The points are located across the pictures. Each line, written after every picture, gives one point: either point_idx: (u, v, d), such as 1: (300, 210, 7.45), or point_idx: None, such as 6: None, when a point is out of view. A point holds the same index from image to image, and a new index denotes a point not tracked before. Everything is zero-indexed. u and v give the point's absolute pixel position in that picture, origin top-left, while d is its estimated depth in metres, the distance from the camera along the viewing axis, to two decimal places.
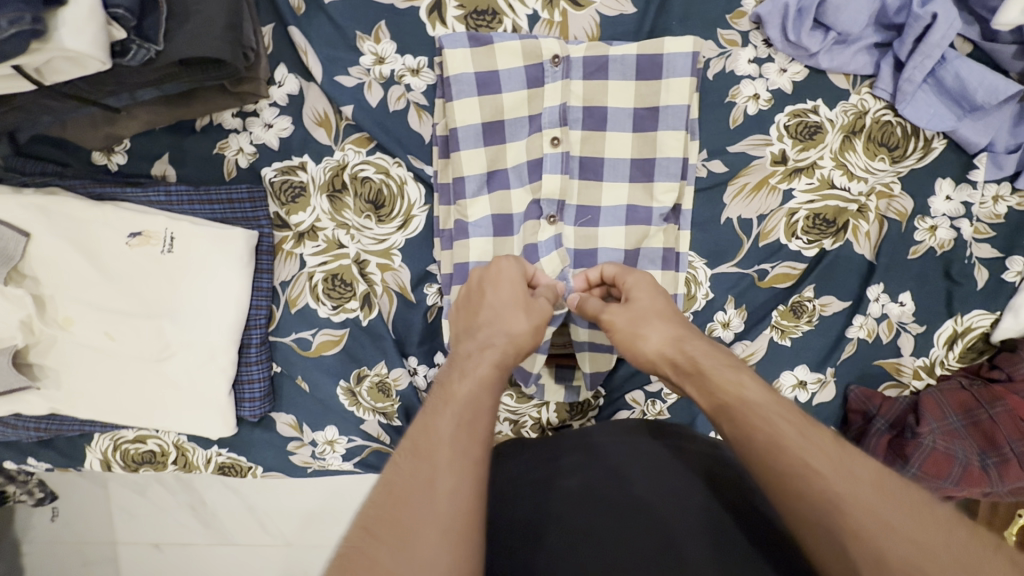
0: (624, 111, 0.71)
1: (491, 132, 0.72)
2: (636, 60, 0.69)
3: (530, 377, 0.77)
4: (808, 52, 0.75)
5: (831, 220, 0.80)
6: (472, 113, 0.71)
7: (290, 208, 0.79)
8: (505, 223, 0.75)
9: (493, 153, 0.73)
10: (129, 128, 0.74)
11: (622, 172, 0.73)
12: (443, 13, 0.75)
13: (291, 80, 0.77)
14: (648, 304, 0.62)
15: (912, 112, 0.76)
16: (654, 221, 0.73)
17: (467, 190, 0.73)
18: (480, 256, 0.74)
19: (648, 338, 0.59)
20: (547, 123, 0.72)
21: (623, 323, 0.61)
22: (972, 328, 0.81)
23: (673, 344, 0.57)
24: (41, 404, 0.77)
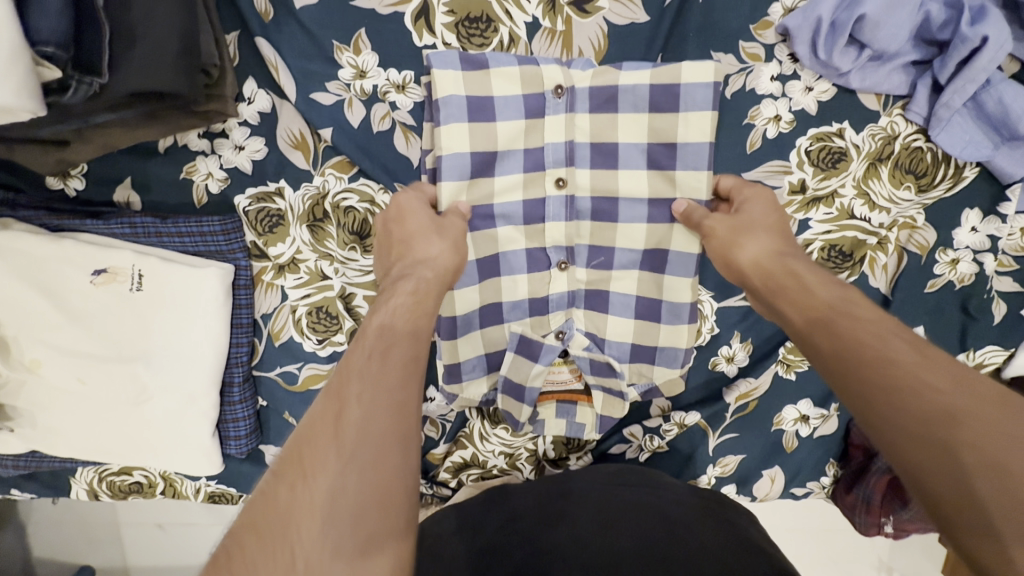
0: (634, 146, 0.65)
1: (485, 162, 0.65)
2: (648, 91, 0.63)
3: (520, 424, 0.76)
4: (838, 71, 0.67)
5: (849, 253, 0.75)
6: (464, 139, 0.63)
7: (268, 239, 0.73)
8: (491, 266, 0.69)
9: (483, 187, 0.66)
10: (84, 154, 0.66)
11: (635, 213, 0.68)
12: (430, 19, 0.66)
13: (262, 96, 0.69)
14: (759, 216, 0.61)
15: (946, 138, 0.69)
16: (670, 270, 0.69)
17: None
18: (467, 307, 0.69)
19: (745, 246, 0.59)
20: (552, 161, 0.66)
21: (724, 231, 0.60)
22: (983, 363, 0.79)
23: (775, 257, 0.57)
24: (19, 444, 0.74)
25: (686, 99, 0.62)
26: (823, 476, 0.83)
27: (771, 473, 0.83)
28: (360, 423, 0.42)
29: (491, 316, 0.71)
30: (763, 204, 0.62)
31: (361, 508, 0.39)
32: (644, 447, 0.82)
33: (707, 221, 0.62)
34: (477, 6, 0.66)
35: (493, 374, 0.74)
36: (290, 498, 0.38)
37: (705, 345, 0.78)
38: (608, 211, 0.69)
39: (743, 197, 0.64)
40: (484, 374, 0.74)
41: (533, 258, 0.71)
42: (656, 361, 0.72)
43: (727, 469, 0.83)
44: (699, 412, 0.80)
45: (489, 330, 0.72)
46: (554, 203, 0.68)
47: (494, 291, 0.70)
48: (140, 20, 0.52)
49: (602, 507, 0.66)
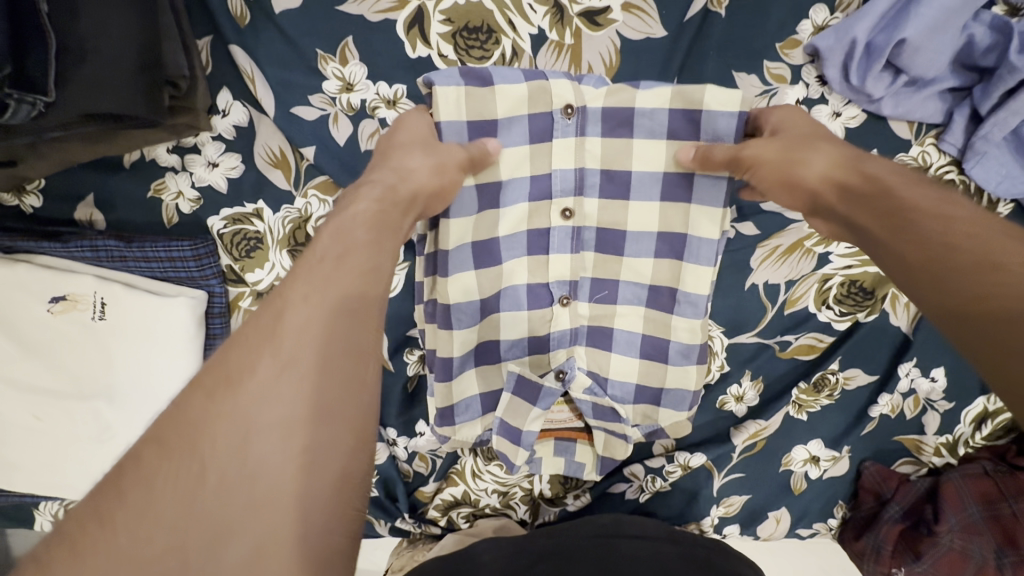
0: (650, 175, 0.59)
1: (485, 194, 0.59)
2: (667, 116, 0.57)
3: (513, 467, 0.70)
4: (870, 97, 0.62)
5: (870, 290, 0.70)
6: (464, 173, 0.57)
7: (245, 264, 0.67)
8: (492, 302, 0.63)
9: (480, 221, 0.60)
10: (39, 169, 0.60)
11: (646, 246, 0.62)
12: (425, 28, 0.60)
13: (237, 108, 0.62)
14: (803, 132, 0.51)
15: (982, 172, 0.64)
16: (678, 309, 0.63)
17: (451, 266, 0.59)
18: (463, 346, 0.63)
19: (809, 162, 0.48)
20: (559, 191, 0.60)
21: (773, 152, 0.50)
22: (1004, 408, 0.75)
23: (849, 167, 0.47)
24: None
25: (708, 127, 0.56)
26: (829, 518, 0.80)
27: (777, 514, 0.80)
28: (306, 328, 0.33)
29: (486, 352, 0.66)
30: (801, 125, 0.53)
31: (321, 422, 0.30)
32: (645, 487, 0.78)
33: (746, 150, 0.51)
34: (477, 16, 0.60)
35: (488, 416, 0.69)
36: (200, 410, 0.28)
37: (714, 383, 0.74)
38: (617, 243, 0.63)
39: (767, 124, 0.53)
40: (477, 416, 0.69)
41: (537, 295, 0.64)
42: (663, 407, 0.68)
43: (731, 509, 0.79)
44: (705, 453, 0.76)
45: (484, 369, 0.67)
46: (559, 235, 0.62)
47: (491, 330, 0.65)
48: (93, 34, 0.48)
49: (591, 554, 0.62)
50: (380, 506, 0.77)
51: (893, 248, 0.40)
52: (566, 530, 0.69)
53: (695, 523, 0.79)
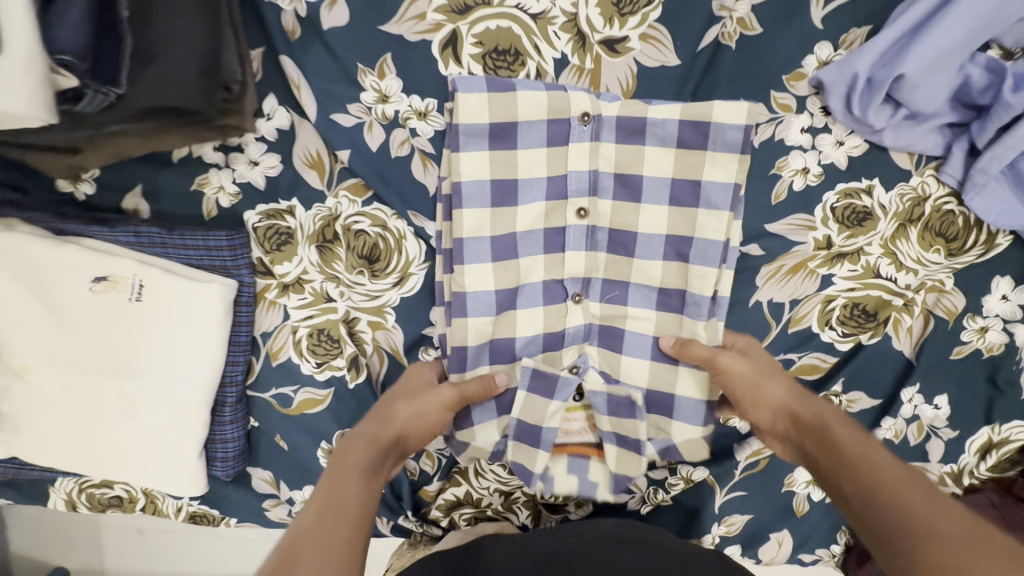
0: (662, 181, 0.63)
1: (500, 187, 0.63)
2: (677, 126, 0.61)
3: (532, 476, 0.71)
4: (872, 128, 0.66)
5: (872, 312, 0.72)
6: (481, 167, 0.62)
7: (275, 257, 0.71)
8: (508, 298, 0.67)
9: (495, 215, 0.64)
10: (97, 160, 0.66)
11: (656, 249, 0.66)
12: (458, 49, 0.66)
13: (281, 113, 0.68)
14: (767, 361, 0.67)
15: (980, 203, 0.67)
16: (688, 310, 0.66)
17: (466, 255, 0.64)
18: (478, 339, 0.67)
19: (770, 389, 0.64)
20: (574, 190, 0.65)
21: (740, 373, 0.64)
22: (1010, 439, 0.75)
23: (800, 399, 0.63)
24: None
25: (716, 136, 0.60)
26: (833, 544, 0.80)
27: (780, 536, 0.79)
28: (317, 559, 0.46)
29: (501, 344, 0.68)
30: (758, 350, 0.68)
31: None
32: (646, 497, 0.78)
33: (721, 358, 0.64)
34: (506, 39, 0.66)
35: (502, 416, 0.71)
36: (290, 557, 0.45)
37: None
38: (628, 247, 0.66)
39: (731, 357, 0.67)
40: (493, 415, 0.71)
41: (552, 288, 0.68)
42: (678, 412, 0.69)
43: (733, 528, 0.79)
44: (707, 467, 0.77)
45: (498, 368, 0.69)
46: (573, 232, 0.66)
47: (507, 325, 0.68)
48: (157, 36, 0.53)
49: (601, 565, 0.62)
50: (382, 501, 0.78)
51: (873, 538, 0.48)
52: (567, 533, 0.69)
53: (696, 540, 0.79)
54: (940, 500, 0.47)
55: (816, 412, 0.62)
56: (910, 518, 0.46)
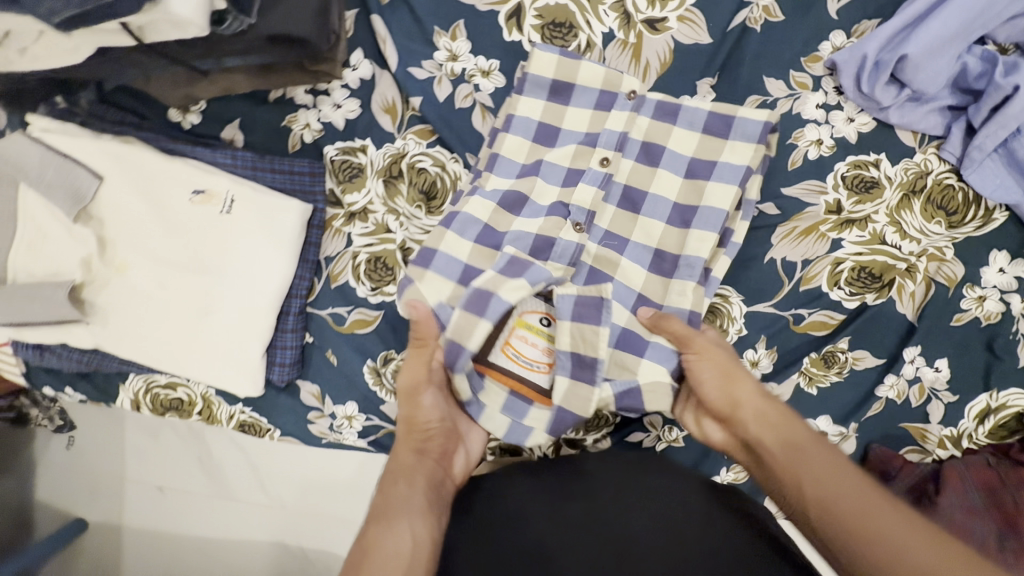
0: (684, 145, 0.74)
1: (544, 130, 0.76)
2: (706, 116, 0.73)
3: (458, 362, 0.70)
4: (879, 106, 0.75)
5: (877, 275, 0.79)
6: (534, 111, 0.76)
7: (346, 187, 0.81)
8: (516, 204, 0.75)
9: (533, 148, 0.76)
10: (208, 91, 0.78)
11: (662, 212, 0.74)
12: (521, 20, 0.77)
13: (365, 65, 0.79)
14: (723, 356, 0.70)
15: (977, 179, 0.75)
16: (678, 274, 0.73)
17: (496, 167, 0.75)
18: (477, 212, 0.74)
19: (708, 382, 0.68)
20: (603, 143, 0.74)
21: (700, 367, 0.69)
22: (1007, 405, 0.79)
23: (745, 394, 0.66)
24: (86, 339, 0.80)
25: (738, 128, 0.71)
26: None
27: None
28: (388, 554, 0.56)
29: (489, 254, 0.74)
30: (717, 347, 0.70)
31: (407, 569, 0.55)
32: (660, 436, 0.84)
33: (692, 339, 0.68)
34: (562, 14, 0.77)
35: (461, 287, 0.73)
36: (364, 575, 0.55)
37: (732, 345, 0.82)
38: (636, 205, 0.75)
39: (692, 363, 0.69)
40: (451, 281, 0.73)
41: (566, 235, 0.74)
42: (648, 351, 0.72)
43: (741, 477, 0.84)
44: None
45: (479, 250, 0.74)
46: (591, 176, 0.74)
47: (503, 223, 0.75)
48: None
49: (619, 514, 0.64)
50: None
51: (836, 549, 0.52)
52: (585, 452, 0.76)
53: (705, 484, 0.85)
54: (898, 508, 0.51)
55: (773, 420, 0.63)
56: (872, 537, 0.49)
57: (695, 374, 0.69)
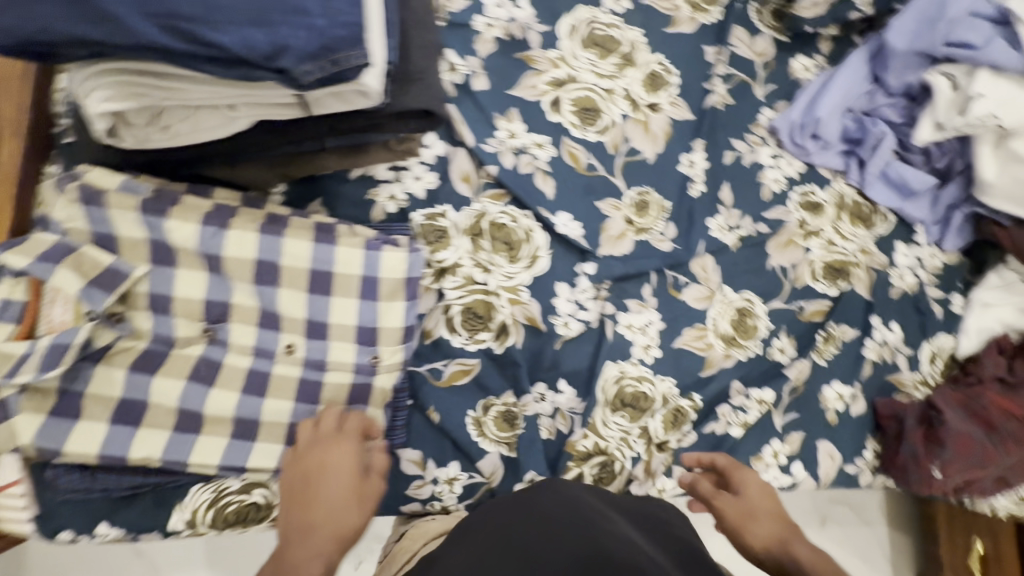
0: (347, 303, 0.71)
1: (369, 287, 0.71)
2: None
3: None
4: (806, 152, 1.08)
5: (840, 269, 1.08)
6: (396, 270, 0.72)
7: (436, 246, 0.88)
8: (350, 309, 0.70)
9: (291, 294, 0.69)
10: (300, 170, 0.81)
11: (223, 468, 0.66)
12: (560, 107, 0.99)
13: (439, 144, 0.91)
14: (754, 497, 0.84)
15: (874, 194, 1.11)
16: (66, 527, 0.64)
17: (323, 261, 0.70)
18: (383, 340, 0.71)
19: (751, 531, 0.80)
20: (269, 301, 0.68)
21: (734, 513, 0.82)
22: (942, 348, 1.10)
23: (777, 542, 0.78)
24: (162, 440, 0.64)
25: None
26: (863, 452, 1.03)
27: (829, 451, 1.01)
28: None
29: (188, 399, 0.65)
30: (757, 479, 0.86)
31: None
32: (404, 467, 0.82)
33: (715, 500, 0.84)
34: (589, 102, 1.00)
35: (59, 238, 0.63)
36: None
37: (765, 337, 1.01)
38: (260, 390, 0.67)
39: (742, 473, 0.86)
40: (52, 236, 0.63)
41: (191, 370, 0.66)
42: (387, 486, 0.82)
43: (793, 448, 0.99)
44: (772, 389, 0.99)
45: (91, 254, 0.63)
46: (266, 336, 0.68)
47: (389, 343, 0.71)
48: (417, 73, 0.75)
49: (617, 536, 0.57)
50: (514, 470, 0.86)
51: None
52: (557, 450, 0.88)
53: (761, 460, 0.97)
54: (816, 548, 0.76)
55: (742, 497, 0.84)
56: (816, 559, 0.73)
57: (738, 476, 0.86)
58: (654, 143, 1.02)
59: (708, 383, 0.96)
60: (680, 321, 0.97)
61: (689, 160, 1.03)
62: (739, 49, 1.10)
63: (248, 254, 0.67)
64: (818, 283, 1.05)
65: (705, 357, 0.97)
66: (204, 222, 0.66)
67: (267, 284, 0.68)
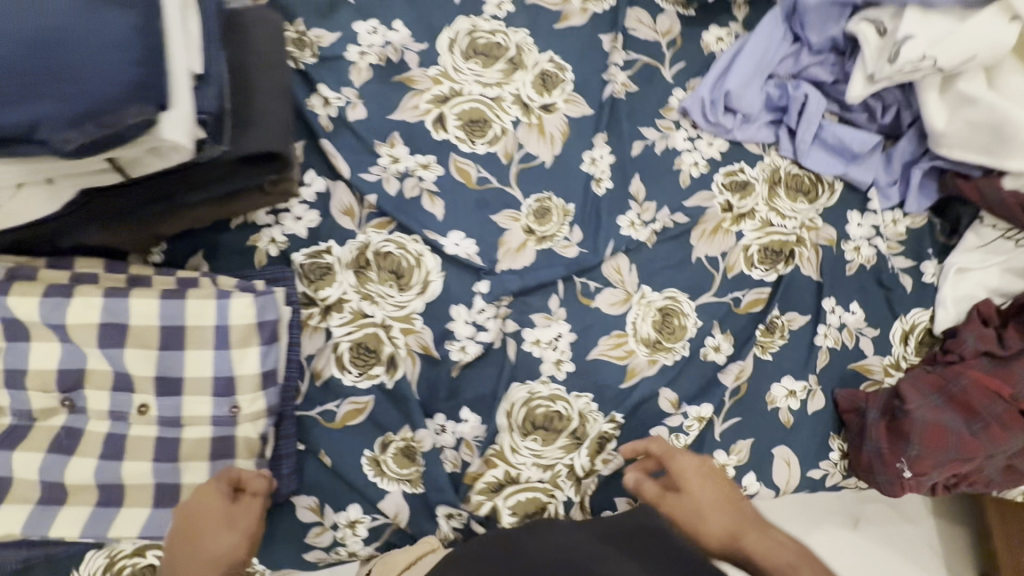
0: (200, 356, 0.71)
1: (219, 336, 0.71)
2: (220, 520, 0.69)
3: None
4: (725, 128, 0.99)
5: (778, 250, 0.97)
6: (246, 314, 0.71)
7: (318, 285, 0.86)
8: (201, 362, 0.70)
9: (141, 352, 0.70)
10: (172, 227, 0.82)
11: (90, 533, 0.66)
12: (445, 123, 0.95)
13: (319, 180, 0.90)
14: (705, 488, 0.74)
15: (812, 163, 1.00)
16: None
17: (172, 315, 0.70)
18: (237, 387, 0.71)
19: (707, 522, 0.71)
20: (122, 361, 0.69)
21: (687, 508, 0.73)
22: (916, 324, 0.97)
23: (732, 538, 0.68)
24: (22, 514, 0.65)
25: None
26: (830, 454, 0.91)
27: (785, 455, 0.90)
28: None
29: (48, 471, 0.66)
30: (694, 457, 0.78)
31: None
32: (301, 513, 0.81)
33: (662, 499, 0.75)
34: (476, 114, 0.96)
35: None
36: None
37: (694, 336, 0.92)
38: (116, 454, 0.68)
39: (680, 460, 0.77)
40: None
41: (52, 442, 0.67)
42: (287, 538, 0.80)
43: (741, 458, 0.89)
44: (710, 403, 0.89)
45: None
46: (118, 400, 0.69)
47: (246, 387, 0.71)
48: (255, 115, 0.74)
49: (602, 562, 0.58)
50: (422, 505, 0.83)
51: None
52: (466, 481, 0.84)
53: None
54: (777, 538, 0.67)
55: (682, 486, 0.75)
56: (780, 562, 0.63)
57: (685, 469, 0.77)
58: (551, 145, 0.96)
59: (632, 395, 0.89)
60: (595, 330, 0.91)
61: (592, 157, 0.97)
62: (640, 31, 1.03)
63: (94, 318, 0.69)
64: (754, 269, 0.95)
65: (625, 366, 0.90)
66: (46, 294, 0.68)
67: (112, 345, 0.69)
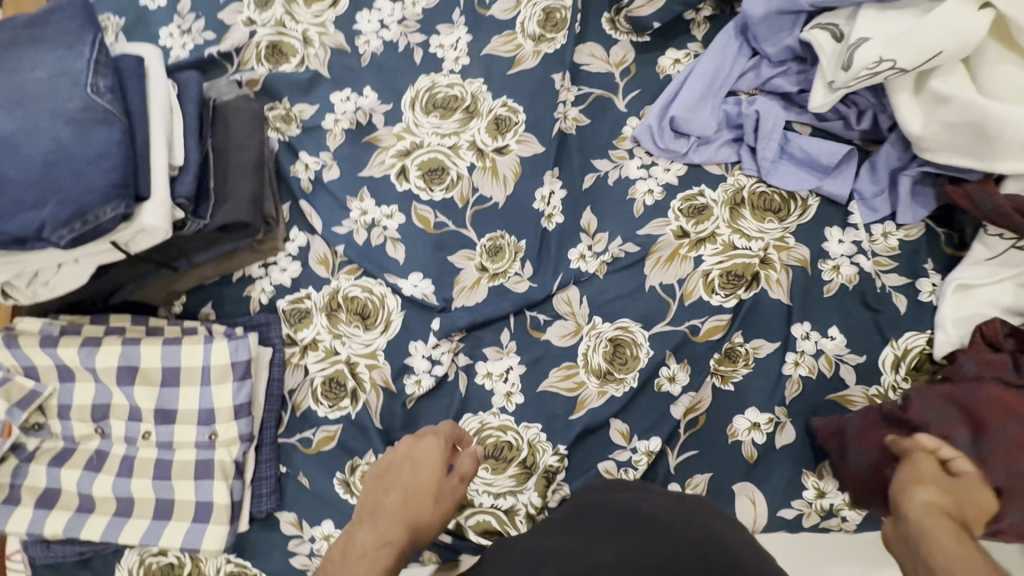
0: (191, 391, 0.88)
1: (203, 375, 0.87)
2: (202, 528, 0.84)
3: None
4: (679, 153, 0.98)
5: (740, 274, 0.92)
6: (223, 355, 0.87)
7: (297, 327, 0.99)
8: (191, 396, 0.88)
9: (146, 388, 0.88)
10: (185, 283, 0.99)
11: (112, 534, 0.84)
12: (407, 175, 1.05)
13: (301, 236, 1.03)
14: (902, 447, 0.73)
15: (778, 179, 0.95)
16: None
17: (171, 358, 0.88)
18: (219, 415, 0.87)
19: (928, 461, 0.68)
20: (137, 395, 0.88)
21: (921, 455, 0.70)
22: (910, 349, 0.87)
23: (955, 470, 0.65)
24: (65, 518, 0.84)
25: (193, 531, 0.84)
26: (805, 494, 0.85)
27: (749, 492, 0.85)
28: None
29: (84, 483, 0.86)
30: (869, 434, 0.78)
31: None
32: (284, 527, 0.91)
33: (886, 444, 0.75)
34: (435, 163, 1.04)
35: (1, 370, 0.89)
36: None
37: (645, 366, 0.91)
38: (128, 472, 0.87)
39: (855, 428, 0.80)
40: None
41: (86, 462, 0.87)
42: (271, 554, 0.91)
43: (699, 493, 0.86)
44: (659, 436, 0.88)
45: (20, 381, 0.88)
46: (131, 427, 0.88)
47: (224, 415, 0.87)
48: (228, 191, 0.90)
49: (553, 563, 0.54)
50: None
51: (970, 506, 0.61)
52: None
53: None
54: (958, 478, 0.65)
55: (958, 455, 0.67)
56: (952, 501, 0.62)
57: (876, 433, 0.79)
58: (503, 186, 1.02)
59: (582, 426, 0.90)
60: (546, 361, 0.93)
61: (543, 194, 1.00)
62: (592, 66, 1.05)
63: (114, 362, 0.88)
64: (714, 297, 0.92)
65: (575, 397, 0.91)
66: (82, 344, 0.88)
67: (126, 383, 0.88)
